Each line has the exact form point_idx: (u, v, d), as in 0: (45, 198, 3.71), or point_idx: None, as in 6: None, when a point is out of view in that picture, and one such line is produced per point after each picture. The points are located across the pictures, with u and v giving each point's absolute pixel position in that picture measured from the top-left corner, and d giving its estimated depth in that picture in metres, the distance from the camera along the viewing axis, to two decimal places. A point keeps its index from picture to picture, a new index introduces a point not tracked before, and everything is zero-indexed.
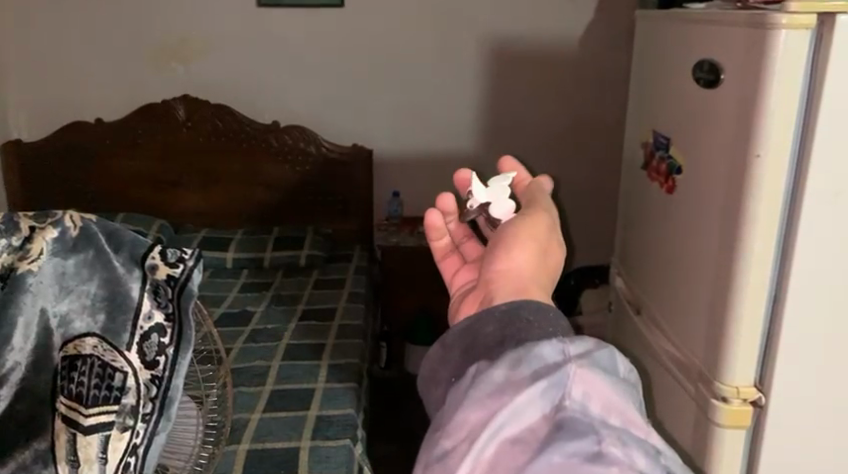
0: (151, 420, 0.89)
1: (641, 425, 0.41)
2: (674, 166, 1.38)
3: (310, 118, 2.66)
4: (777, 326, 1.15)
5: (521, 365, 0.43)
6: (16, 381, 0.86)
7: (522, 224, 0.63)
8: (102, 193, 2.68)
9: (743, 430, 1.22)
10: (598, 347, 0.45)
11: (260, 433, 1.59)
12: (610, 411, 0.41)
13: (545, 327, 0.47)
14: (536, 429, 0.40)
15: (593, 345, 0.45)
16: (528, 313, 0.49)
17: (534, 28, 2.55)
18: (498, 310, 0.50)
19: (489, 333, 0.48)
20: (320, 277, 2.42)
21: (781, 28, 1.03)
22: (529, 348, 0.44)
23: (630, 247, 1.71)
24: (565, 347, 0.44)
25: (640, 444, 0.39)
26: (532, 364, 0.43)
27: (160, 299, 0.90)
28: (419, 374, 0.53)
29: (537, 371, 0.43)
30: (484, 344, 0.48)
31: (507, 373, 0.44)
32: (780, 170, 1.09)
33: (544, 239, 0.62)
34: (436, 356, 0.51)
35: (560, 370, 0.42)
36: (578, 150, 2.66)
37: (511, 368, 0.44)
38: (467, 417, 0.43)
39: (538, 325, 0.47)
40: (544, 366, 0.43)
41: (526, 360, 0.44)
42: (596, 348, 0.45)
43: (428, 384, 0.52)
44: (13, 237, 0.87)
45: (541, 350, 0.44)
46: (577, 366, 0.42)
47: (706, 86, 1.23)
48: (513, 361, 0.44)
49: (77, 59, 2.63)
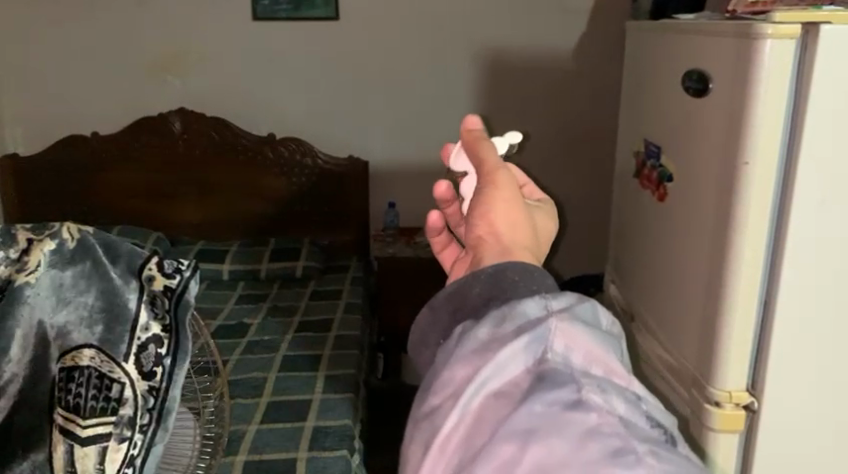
0: (148, 432, 0.89)
1: (621, 373, 0.40)
2: (666, 174, 1.39)
3: (306, 130, 2.68)
4: (769, 333, 1.16)
5: (505, 323, 0.41)
6: (13, 393, 0.86)
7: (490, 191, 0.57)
8: (99, 206, 2.69)
9: (736, 434, 1.23)
10: (581, 301, 0.43)
11: (256, 444, 1.59)
12: (590, 361, 0.39)
13: (529, 287, 0.46)
14: (519, 381, 0.39)
15: (575, 298, 0.43)
16: (513, 274, 0.47)
17: (528, 40, 2.57)
18: (485, 273, 0.48)
19: (475, 296, 0.47)
20: (316, 289, 2.42)
21: (767, 37, 1.05)
22: (512, 305, 0.42)
23: (624, 256, 1.72)
24: (548, 302, 0.42)
25: (617, 390, 0.38)
26: (516, 320, 0.41)
27: (157, 310, 0.91)
28: (411, 343, 0.52)
29: (521, 326, 0.41)
30: (472, 308, 0.47)
31: (491, 331, 0.41)
32: (767, 177, 1.10)
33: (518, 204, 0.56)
34: (425, 321, 0.50)
35: (542, 324, 0.40)
36: (572, 160, 2.67)
37: (495, 326, 0.42)
38: (454, 374, 0.41)
39: (523, 285, 0.46)
40: (526, 322, 0.41)
41: (509, 318, 0.42)
42: (579, 303, 0.43)
43: (419, 347, 0.51)
44: (11, 250, 0.89)
45: (525, 306, 0.42)
46: (559, 319, 0.40)
47: (694, 95, 1.24)
48: (496, 319, 0.42)
49: (74, 73, 2.65)
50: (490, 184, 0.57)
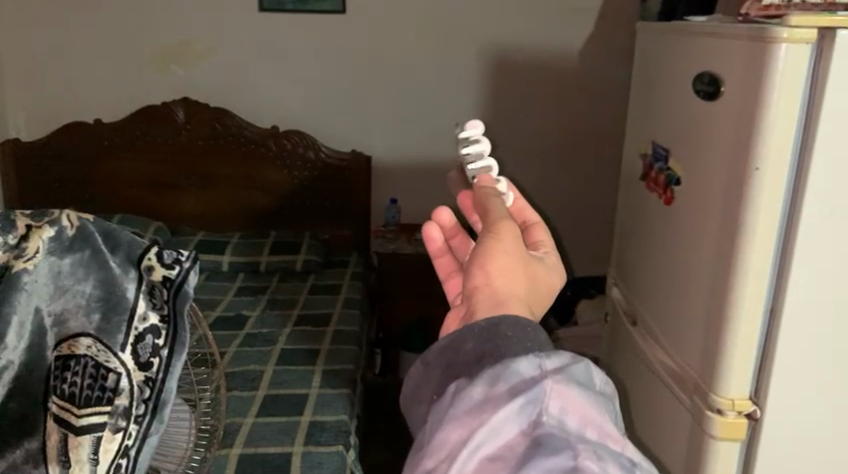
0: (143, 423, 0.88)
1: (614, 435, 0.43)
2: (672, 177, 1.38)
3: (310, 123, 2.66)
4: (773, 338, 1.15)
5: (498, 382, 0.44)
6: (7, 380, 0.85)
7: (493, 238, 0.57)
8: (100, 195, 2.68)
9: (737, 442, 1.22)
10: (574, 361, 0.46)
11: (252, 438, 1.58)
12: (586, 425, 0.42)
13: (523, 344, 0.47)
14: (513, 446, 0.42)
15: (568, 358, 0.46)
16: (507, 329, 0.48)
17: (535, 39, 2.56)
18: (479, 325, 0.49)
19: (469, 351, 0.48)
20: (315, 283, 2.41)
21: (782, 41, 1.04)
22: (505, 364, 0.45)
23: (627, 259, 1.71)
24: (542, 361, 0.45)
25: (612, 456, 0.41)
26: (509, 380, 0.44)
27: (155, 300, 0.90)
28: (403, 395, 0.52)
29: (514, 387, 0.43)
30: (464, 362, 0.48)
31: (485, 390, 0.44)
32: (778, 183, 1.09)
33: (519, 255, 0.57)
34: (416, 376, 0.51)
35: (537, 386, 0.43)
36: (576, 161, 2.67)
37: (489, 384, 0.44)
38: (447, 436, 0.44)
39: (517, 342, 0.47)
40: (520, 382, 0.44)
41: (503, 378, 0.44)
42: (572, 362, 0.46)
43: (410, 402, 0.52)
44: (10, 236, 0.87)
45: (518, 365, 0.44)
46: (553, 381, 0.43)
47: (705, 99, 1.24)
48: (491, 378, 0.44)
49: (78, 59, 2.63)
50: (491, 236, 0.58)
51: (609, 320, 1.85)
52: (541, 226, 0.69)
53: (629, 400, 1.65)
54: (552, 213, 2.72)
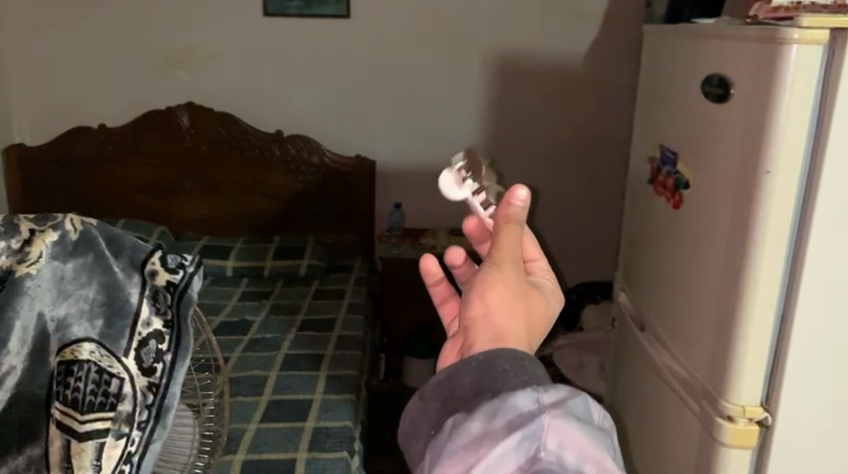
0: (145, 429, 0.88)
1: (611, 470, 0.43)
2: (681, 181, 1.37)
3: (314, 128, 2.66)
4: (785, 343, 1.14)
5: (495, 417, 0.43)
6: (11, 386, 0.84)
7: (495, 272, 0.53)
8: (104, 200, 2.68)
9: (748, 450, 1.21)
10: (572, 395, 0.45)
11: (255, 444, 1.57)
12: (584, 459, 0.42)
13: (522, 377, 0.47)
14: None
15: (566, 392, 0.45)
16: (505, 362, 0.48)
17: (540, 43, 2.55)
18: (475, 360, 0.48)
19: (466, 385, 0.48)
20: (318, 288, 2.41)
21: (793, 42, 1.03)
22: (503, 398, 0.44)
23: (634, 264, 1.70)
24: (539, 395, 0.44)
25: None
26: (507, 415, 0.43)
27: (159, 305, 0.89)
28: (400, 435, 0.51)
29: (512, 421, 0.43)
30: (461, 396, 0.48)
31: (483, 425, 0.44)
32: (789, 185, 1.08)
33: (521, 289, 0.54)
34: (414, 411, 0.50)
35: (535, 422, 0.42)
36: (580, 166, 2.66)
37: (486, 420, 0.44)
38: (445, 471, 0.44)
39: (515, 375, 0.47)
40: (518, 416, 0.43)
41: (501, 412, 0.43)
42: (570, 396, 0.45)
43: (410, 437, 0.51)
44: (13, 240, 0.87)
45: (515, 399, 0.44)
46: (551, 416, 0.43)
47: (714, 102, 1.23)
48: (487, 413, 0.44)
49: (82, 65, 2.63)
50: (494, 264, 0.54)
51: (616, 325, 1.84)
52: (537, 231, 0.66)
53: (639, 406, 1.63)
54: (557, 217, 2.71)
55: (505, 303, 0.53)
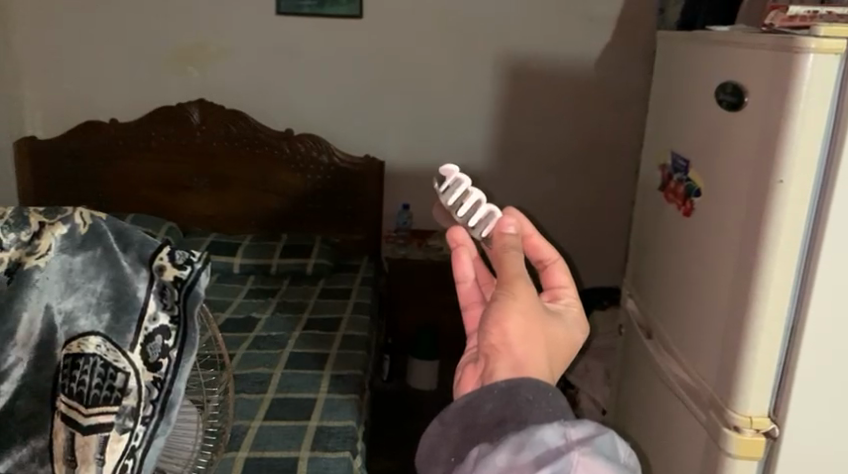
0: (149, 423, 0.88)
1: None
2: (692, 189, 1.37)
3: (324, 128, 2.67)
4: (793, 355, 1.13)
5: (522, 451, 0.44)
6: (17, 377, 0.85)
7: (504, 304, 0.56)
8: (113, 194, 2.69)
9: (754, 461, 1.20)
10: (599, 431, 0.46)
11: (258, 442, 1.57)
12: None
13: (546, 409, 0.48)
14: None
15: (594, 428, 0.46)
16: (528, 393, 0.49)
17: (553, 48, 2.55)
18: (497, 387, 0.49)
19: (487, 414, 0.49)
20: (324, 287, 2.41)
21: (809, 51, 1.02)
22: (530, 432, 0.45)
23: (643, 269, 1.70)
24: (567, 430, 0.45)
25: None
26: (534, 449, 0.44)
27: (165, 301, 0.90)
28: (417, 463, 0.51)
29: (540, 457, 0.44)
30: (484, 426, 0.48)
31: (509, 458, 0.44)
32: (802, 196, 1.07)
33: (540, 320, 0.56)
34: (432, 436, 0.51)
35: (564, 458, 0.43)
36: (589, 171, 2.65)
37: (512, 452, 0.45)
38: None
39: (540, 407, 0.48)
40: (546, 451, 0.44)
41: (527, 446, 0.44)
42: (598, 432, 0.46)
43: (425, 464, 0.51)
44: (23, 232, 0.88)
45: (543, 433, 0.45)
46: (579, 452, 0.44)
47: (727, 109, 1.22)
48: (514, 445, 0.45)
49: (94, 59, 2.64)
50: (506, 294, 0.57)
51: (623, 331, 1.83)
52: (559, 264, 0.69)
53: (645, 413, 1.62)
54: (564, 222, 2.71)
55: (526, 336, 0.54)
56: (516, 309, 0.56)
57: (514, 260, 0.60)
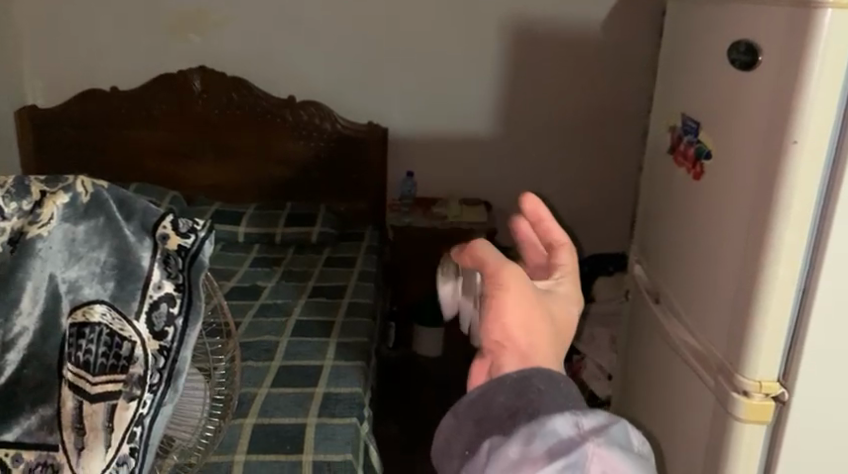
0: (158, 390, 0.86)
1: None
2: (703, 151, 1.35)
3: (327, 95, 2.64)
4: (805, 320, 1.13)
5: (534, 441, 0.37)
6: (22, 347, 0.86)
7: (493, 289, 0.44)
8: (115, 163, 2.67)
9: (763, 425, 1.20)
10: (615, 419, 0.39)
11: (265, 408, 1.58)
12: None
13: (561, 398, 0.41)
14: None
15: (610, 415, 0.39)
16: (542, 382, 0.41)
17: (559, 11, 2.50)
18: (509, 377, 0.41)
19: (500, 406, 0.41)
20: (330, 256, 2.41)
21: (827, 8, 1.00)
22: (540, 420, 0.38)
23: (651, 235, 1.68)
24: (579, 419, 0.38)
25: None
26: (546, 440, 0.37)
27: (170, 269, 0.88)
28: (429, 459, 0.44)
29: (552, 448, 0.37)
30: (494, 419, 0.41)
31: (520, 450, 0.37)
32: (817, 159, 1.06)
33: (536, 300, 0.45)
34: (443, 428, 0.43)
35: (579, 449, 0.37)
36: (596, 137, 2.62)
37: (523, 444, 0.38)
38: None
39: (554, 396, 0.40)
40: (558, 442, 0.37)
41: (539, 437, 0.38)
42: (611, 421, 0.39)
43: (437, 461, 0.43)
44: (25, 201, 0.87)
45: (555, 422, 0.38)
46: (595, 444, 0.37)
47: (740, 69, 1.20)
48: (524, 436, 0.38)
49: (94, 27, 2.61)
50: (491, 280, 0.44)
51: (629, 296, 1.82)
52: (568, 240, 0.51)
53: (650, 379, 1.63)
54: (570, 189, 2.69)
55: (525, 318, 0.43)
56: (508, 291, 0.44)
57: (475, 239, 0.49)
